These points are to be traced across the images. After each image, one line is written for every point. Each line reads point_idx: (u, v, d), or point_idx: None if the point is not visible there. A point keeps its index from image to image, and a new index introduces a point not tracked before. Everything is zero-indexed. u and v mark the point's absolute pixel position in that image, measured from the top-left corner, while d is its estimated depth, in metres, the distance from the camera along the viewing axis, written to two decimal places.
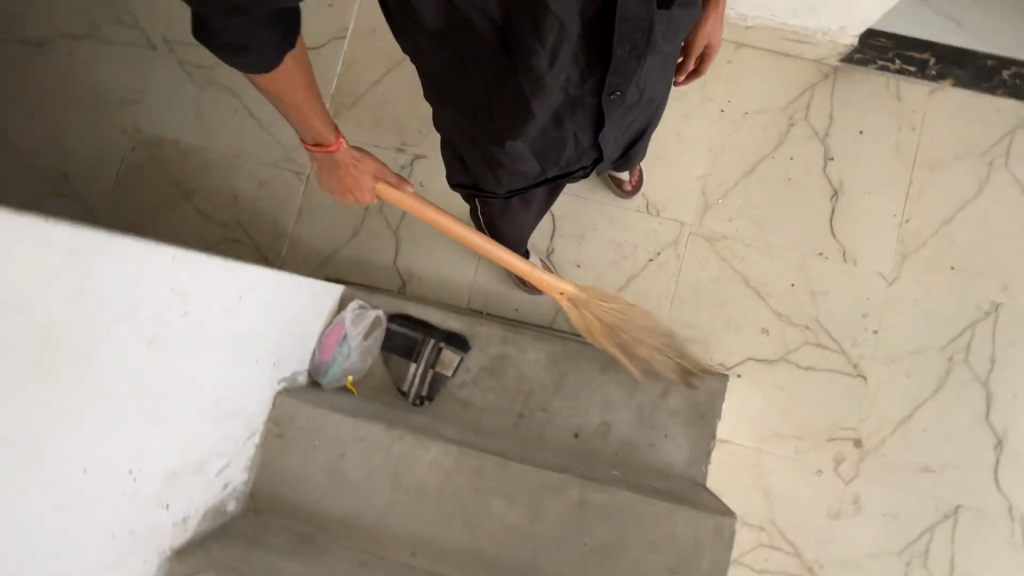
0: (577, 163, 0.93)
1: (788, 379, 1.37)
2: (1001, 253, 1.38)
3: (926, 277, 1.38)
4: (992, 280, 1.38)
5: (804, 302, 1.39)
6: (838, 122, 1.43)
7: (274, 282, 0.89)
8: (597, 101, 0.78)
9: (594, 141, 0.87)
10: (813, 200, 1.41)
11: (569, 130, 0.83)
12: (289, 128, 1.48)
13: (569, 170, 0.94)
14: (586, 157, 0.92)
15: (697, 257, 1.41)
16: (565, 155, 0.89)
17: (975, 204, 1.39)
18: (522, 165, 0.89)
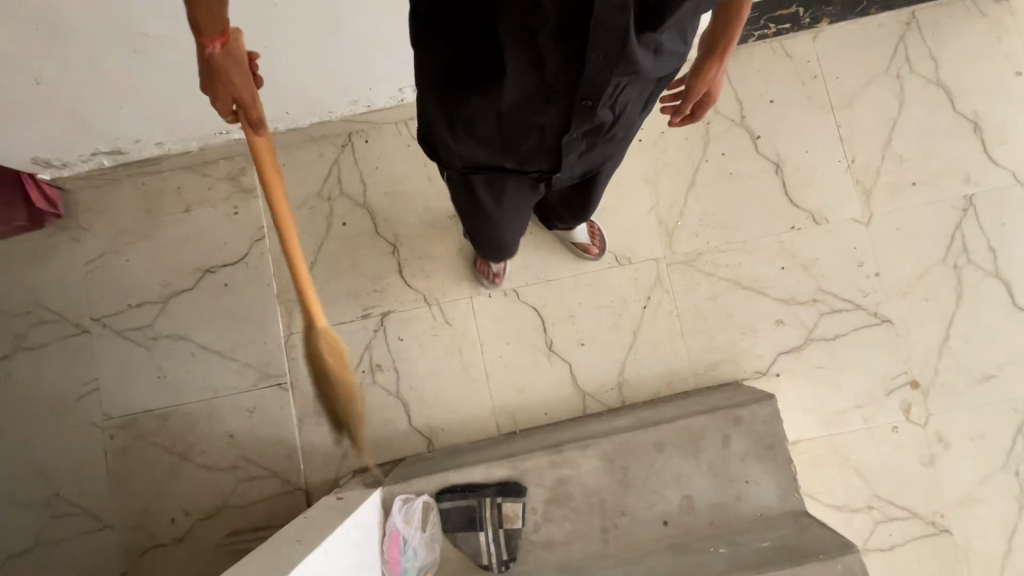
0: (535, 164, 0.81)
1: (824, 356, 1.36)
2: (948, 150, 1.40)
3: (896, 203, 1.39)
4: (954, 177, 1.39)
5: (802, 278, 1.38)
6: (748, 101, 1.44)
7: (323, 559, 0.83)
8: (568, 96, 0.67)
9: (557, 143, 0.75)
10: (762, 182, 1.41)
11: (538, 120, 0.71)
12: (252, 346, 1.44)
13: (524, 169, 0.82)
14: (545, 161, 0.80)
15: (686, 284, 1.40)
16: (523, 146, 0.77)
17: (903, 118, 1.41)
18: (479, 140, 0.76)
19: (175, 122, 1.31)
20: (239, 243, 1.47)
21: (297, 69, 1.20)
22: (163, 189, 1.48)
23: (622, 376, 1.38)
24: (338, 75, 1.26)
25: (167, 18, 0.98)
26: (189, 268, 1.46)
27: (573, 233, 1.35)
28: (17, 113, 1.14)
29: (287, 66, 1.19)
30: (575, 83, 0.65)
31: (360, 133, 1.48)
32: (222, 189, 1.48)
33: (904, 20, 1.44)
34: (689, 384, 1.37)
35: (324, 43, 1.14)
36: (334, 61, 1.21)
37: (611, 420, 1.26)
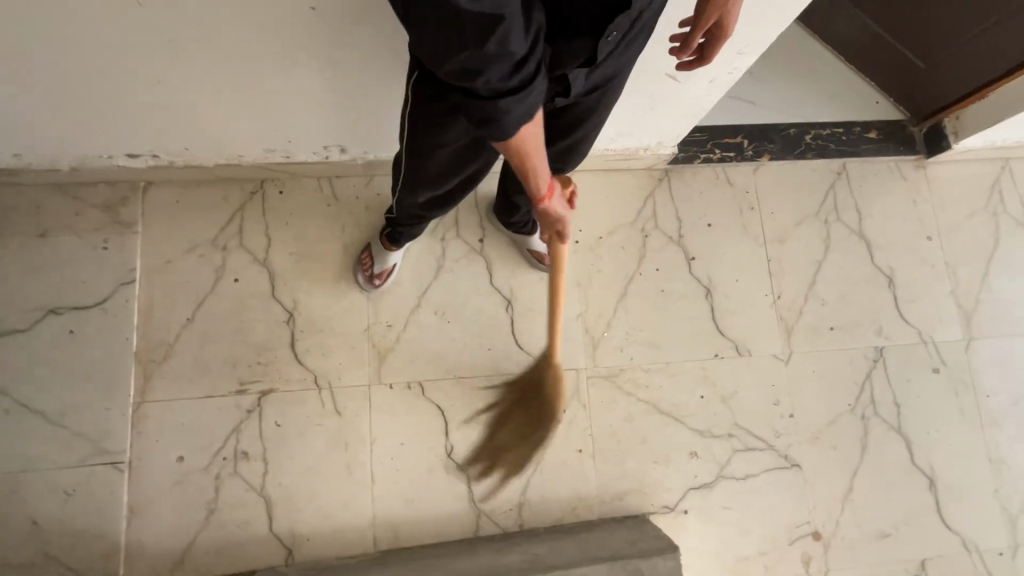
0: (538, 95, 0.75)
1: (732, 496, 1.30)
2: (866, 300, 1.44)
3: (814, 345, 1.40)
4: (868, 328, 1.42)
5: (719, 410, 1.34)
6: (686, 221, 1.42)
7: None
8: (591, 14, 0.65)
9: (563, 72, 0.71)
10: (691, 305, 1.38)
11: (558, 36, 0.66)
12: (89, 411, 1.18)
13: None
14: (548, 93, 0.75)
15: (603, 401, 1.31)
16: None
17: (827, 262, 1.45)
18: None
19: (42, 135, 1.09)
20: (100, 283, 1.23)
21: (195, 103, 1.04)
22: (14, 207, 1.23)
23: (524, 495, 1.25)
24: (254, 121, 1.11)
25: (38, 17, 0.81)
26: (27, 306, 1.21)
27: (531, 240, 1.30)
28: None
29: (193, 98, 1.03)
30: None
31: (275, 182, 1.32)
32: (93, 218, 1.25)
33: (836, 169, 1.50)
34: (592, 512, 1.26)
35: (236, 87, 1.00)
36: (244, 107, 1.07)
37: (501, 552, 1.12)
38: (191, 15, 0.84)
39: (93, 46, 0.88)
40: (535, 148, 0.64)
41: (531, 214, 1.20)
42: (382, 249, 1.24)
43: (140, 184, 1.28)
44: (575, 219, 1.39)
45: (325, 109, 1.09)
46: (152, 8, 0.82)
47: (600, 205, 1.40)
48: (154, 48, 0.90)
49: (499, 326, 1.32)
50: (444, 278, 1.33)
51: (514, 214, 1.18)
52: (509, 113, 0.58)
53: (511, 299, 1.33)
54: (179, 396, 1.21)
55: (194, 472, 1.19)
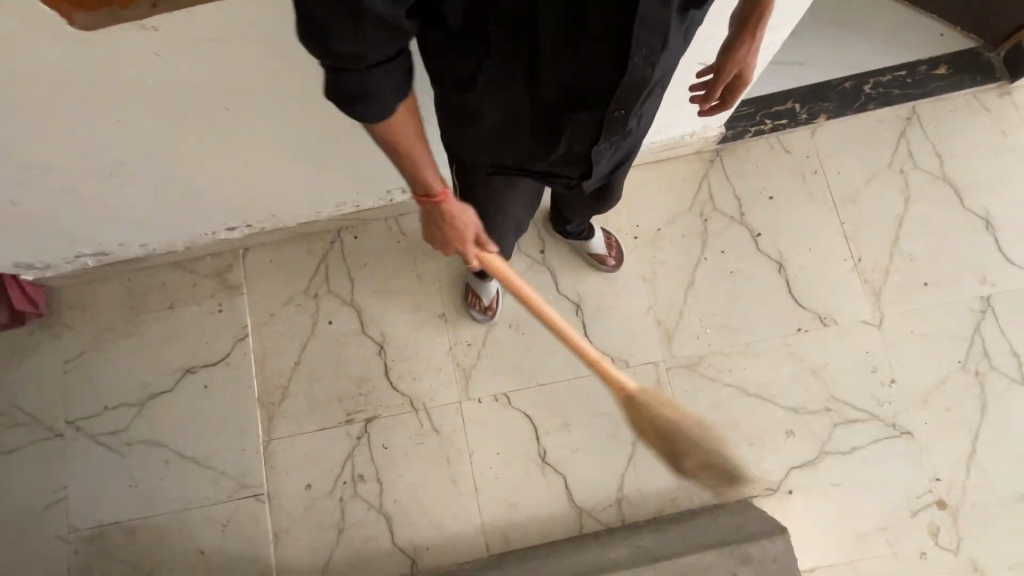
0: (564, 169, 0.83)
1: (839, 471, 1.26)
2: (962, 248, 1.34)
3: (909, 303, 1.32)
4: (968, 276, 1.32)
5: (811, 384, 1.30)
6: (745, 198, 1.39)
7: None
8: (599, 115, 0.70)
9: (586, 153, 0.78)
10: (764, 281, 1.35)
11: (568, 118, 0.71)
12: (230, 453, 1.37)
13: (554, 171, 0.84)
14: (573, 167, 0.82)
15: (687, 390, 1.32)
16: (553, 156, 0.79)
17: (910, 214, 1.36)
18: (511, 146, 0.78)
19: (161, 224, 1.29)
20: (221, 341, 1.42)
21: (277, 176, 1.18)
22: (146, 287, 1.45)
23: (621, 489, 1.29)
24: (325, 183, 1.24)
25: (152, 135, 0.97)
26: (169, 369, 1.41)
27: (589, 244, 1.33)
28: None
29: (275, 174, 1.17)
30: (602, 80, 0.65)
31: (350, 230, 1.45)
32: (208, 286, 1.45)
33: (904, 114, 1.41)
34: (692, 501, 1.27)
35: (308, 156, 1.13)
36: (317, 172, 1.19)
37: (608, 545, 1.16)
38: (266, 108, 0.96)
39: (193, 149, 1.03)
40: (412, 135, 0.62)
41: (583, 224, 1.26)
42: (479, 282, 1.31)
43: (240, 251, 1.46)
44: (631, 215, 1.40)
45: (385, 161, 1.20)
46: (236, 109, 0.95)
47: (654, 198, 1.41)
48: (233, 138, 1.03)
49: (572, 332, 1.36)
50: (513, 292, 1.39)
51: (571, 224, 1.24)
52: (381, 84, 0.55)
53: (580, 304, 1.38)
54: (299, 431, 1.37)
55: (321, 498, 1.33)
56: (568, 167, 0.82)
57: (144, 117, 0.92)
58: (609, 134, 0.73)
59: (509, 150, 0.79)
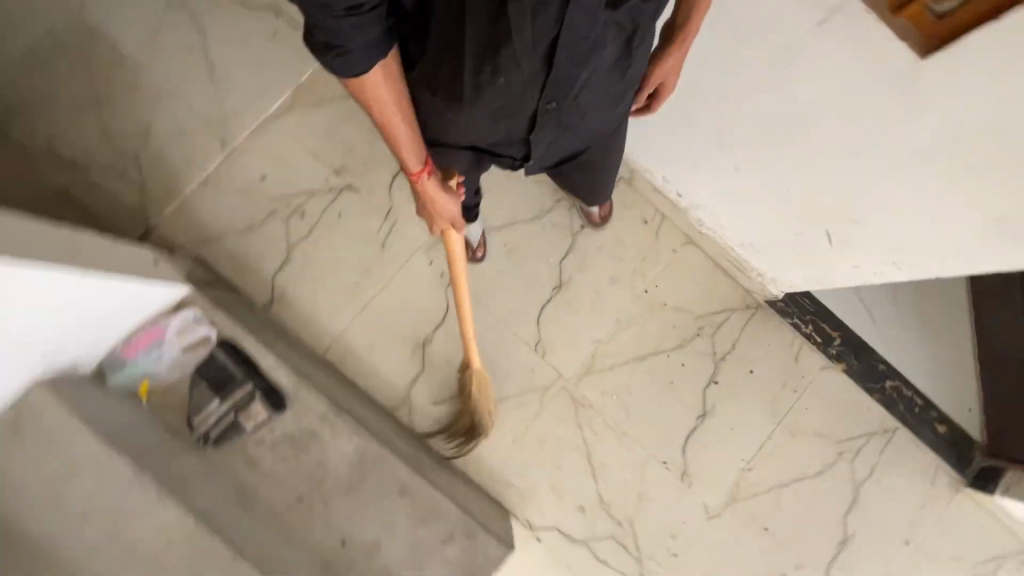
0: (507, 151, 0.91)
1: (579, 564, 1.35)
2: (807, 534, 1.39)
3: (736, 527, 1.38)
4: (789, 556, 1.38)
5: (631, 496, 1.37)
6: (737, 352, 1.44)
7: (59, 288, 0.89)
8: (535, 104, 0.78)
9: (526, 137, 0.86)
10: (683, 412, 1.41)
11: (509, 114, 0.80)
12: (238, 95, 1.38)
13: (497, 153, 0.91)
14: (515, 150, 0.90)
15: (557, 413, 1.39)
16: (496, 139, 0.86)
17: (809, 480, 1.41)
18: (450, 128, 0.85)
19: None
20: None
21: None
22: None
23: (447, 419, 1.34)
24: None
25: None
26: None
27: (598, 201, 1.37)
28: None
29: None
30: (535, 83, 0.75)
31: None
32: None
33: (889, 424, 1.44)
34: (477, 476, 1.36)
35: None
36: None
37: (395, 435, 1.24)
38: None
39: None
40: (390, 105, 0.68)
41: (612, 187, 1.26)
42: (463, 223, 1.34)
43: None
44: (661, 274, 1.45)
45: None
46: None
47: (687, 282, 1.45)
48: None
49: (534, 296, 1.42)
50: (530, 229, 1.44)
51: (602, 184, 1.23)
52: (355, 46, 0.61)
53: (560, 286, 1.43)
54: (298, 137, 1.39)
55: (261, 194, 1.36)
56: (509, 150, 0.90)
57: None
58: (540, 128, 0.82)
59: (454, 141, 0.88)
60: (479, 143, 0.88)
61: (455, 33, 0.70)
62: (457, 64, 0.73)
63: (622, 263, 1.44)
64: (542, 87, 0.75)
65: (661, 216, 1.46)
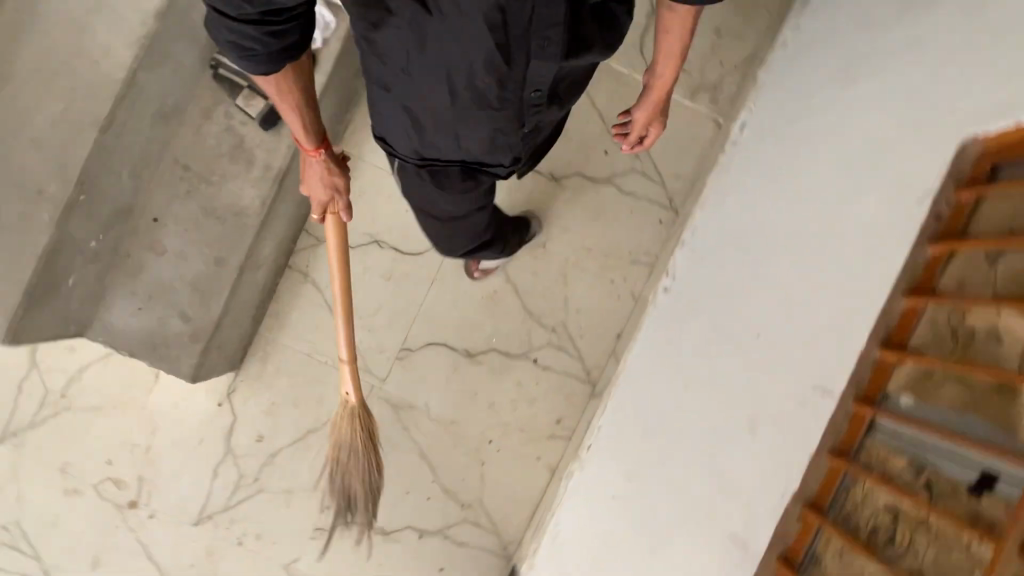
0: (495, 160, 0.87)
1: (207, 448, 1.39)
2: None
3: None
4: None
5: (281, 482, 1.40)
6: (452, 549, 1.42)
7: None
8: (518, 95, 0.76)
9: (514, 136, 0.82)
10: (378, 510, 1.41)
11: (497, 119, 0.78)
12: None
13: (487, 163, 0.87)
14: (506, 157, 0.86)
15: (345, 386, 1.41)
16: (480, 145, 0.83)
17: None
18: (433, 137, 0.82)
19: (798, 62, 1.24)
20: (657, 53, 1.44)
21: (762, 192, 1.12)
22: (747, 25, 1.45)
23: (309, 281, 1.40)
24: (733, 228, 1.17)
25: (861, 106, 0.92)
26: None
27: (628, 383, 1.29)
28: None
29: (764, 190, 1.12)
30: (514, 81, 0.73)
31: (669, 219, 1.45)
32: (711, 71, 1.45)
33: None
34: (265, 327, 1.39)
35: (754, 235, 1.06)
36: (739, 230, 1.14)
37: (274, 241, 1.28)
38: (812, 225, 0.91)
39: (825, 132, 0.99)
40: (288, 90, 0.77)
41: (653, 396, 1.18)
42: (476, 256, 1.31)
43: (721, 120, 1.45)
44: (508, 451, 1.43)
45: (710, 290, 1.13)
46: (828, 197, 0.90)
47: (508, 480, 1.43)
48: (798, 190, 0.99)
49: (453, 334, 1.43)
50: (517, 313, 1.44)
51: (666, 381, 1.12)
52: (259, 41, 0.66)
53: (470, 357, 1.43)
54: None
55: None
56: (497, 158, 0.86)
57: (876, 112, 0.88)
58: (535, 113, 0.81)
59: (444, 152, 0.85)
60: (470, 160, 0.87)
61: (404, 45, 0.70)
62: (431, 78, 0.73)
63: (510, 412, 1.43)
64: (523, 83, 0.74)
65: (568, 437, 1.43)
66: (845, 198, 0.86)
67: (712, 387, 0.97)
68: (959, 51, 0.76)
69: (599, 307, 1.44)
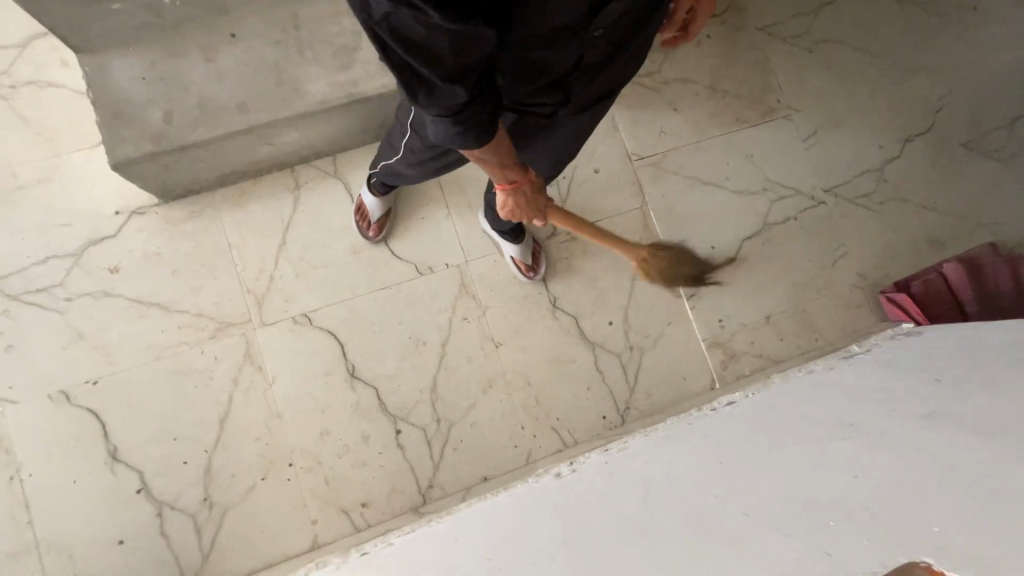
0: (541, 105, 0.82)
1: (59, 235, 1.22)
2: None
3: None
4: None
5: (83, 323, 1.20)
6: (150, 530, 1.15)
7: None
8: (593, 39, 0.72)
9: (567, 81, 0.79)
10: (132, 429, 1.18)
11: (563, 50, 0.71)
12: (671, 189, 1.49)
13: (530, 107, 0.82)
14: (552, 103, 0.82)
15: (227, 299, 1.25)
16: (535, 87, 0.77)
17: None
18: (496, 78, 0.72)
19: (807, 384, 1.20)
20: (708, 288, 1.46)
21: (691, 447, 1.03)
22: (791, 333, 1.47)
23: (291, 193, 1.31)
24: (636, 460, 1.08)
25: (824, 453, 0.83)
26: (750, 256, 1.49)
27: (468, 505, 1.16)
28: (956, 352, 1.08)
29: (690, 448, 1.03)
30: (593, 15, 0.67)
31: (610, 423, 1.35)
32: (738, 340, 1.44)
33: None
34: (222, 192, 1.28)
35: (646, 477, 0.96)
36: (644, 463, 1.04)
37: (300, 137, 1.22)
38: (693, 507, 0.81)
39: (776, 446, 0.91)
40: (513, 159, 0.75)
41: (546, 485, 1.12)
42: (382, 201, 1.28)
43: (716, 384, 1.41)
44: (295, 488, 1.22)
45: (576, 491, 1.02)
46: (725, 493, 0.81)
47: (267, 514, 1.20)
48: (738, 479, 0.84)
49: (356, 343, 1.29)
50: (424, 378, 1.30)
51: (546, 500, 1.03)
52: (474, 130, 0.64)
53: (350, 375, 1.28)
54: (612, 215, 1.45)
55: (580, 159, 1.46)
56: (545, 104, 0.82)
57: (827, 466, 0.79)
58: (596, 50, 0.76)
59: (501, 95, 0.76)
60: (515, 95, 0.78)
61: None
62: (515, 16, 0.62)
63: (332, 454, 1.24)
64: (599, 18, 0.69)
65: (358, 527, 1.22)
66: (739, 507, 0.76)
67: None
68: (952, 483, 0.65)
69: (490, 437, 1.30)
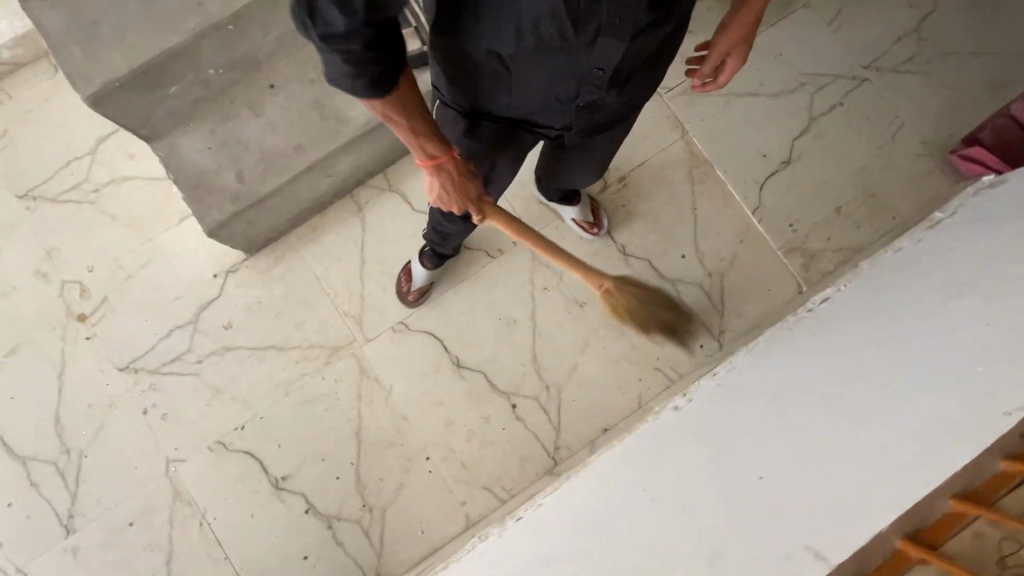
0: (547, 121, 0.87)
1: (174, 307, 1.34)
2: (112, 558, 1.26)
3: (144, 484, 1.29)
4: (98, 533, 1.27)
5: (217, 379, 1.33)
6: (327, 541, 1.28)
7: None
8: (586, 76, 0.75)
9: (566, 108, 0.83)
10: (286, 460, 1.31)
11: (560, 76, 0.75)
12: (707, 111, 1.48)
13: (537, 122, 0.87)
14: (555, 121, 0.86)
15: (330, 326, 1.36)
16: (534, 106, 0.82)
17: None
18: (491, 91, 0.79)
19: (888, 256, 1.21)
20: (770, 197, 1.45)
21: (795, 334, 1.07)
22: (866, 218, 1.45)
23: (357, 215, 1.39)
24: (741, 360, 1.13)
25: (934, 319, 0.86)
26: (804, 154, 1.47)
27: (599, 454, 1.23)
28: None
29: (796, 334, 1.06)
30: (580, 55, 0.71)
31: (709, 350, 1.38)
32: (814, 240, 1.44)
33: None
34: (297, 232, 1.38)
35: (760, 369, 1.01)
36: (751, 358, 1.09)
37: (352, 162, 1.29)
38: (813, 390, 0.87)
39: (881, 321, 0.94)
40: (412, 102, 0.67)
41: None
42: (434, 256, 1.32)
43: (804, 287, 1.41)
44: (438, 478, 1.32)
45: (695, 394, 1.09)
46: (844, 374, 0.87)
47: (422, 505, 1.30)
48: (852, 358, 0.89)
49: (454, 336, 1.37)
50: (523, 352, 1.37)
51: None
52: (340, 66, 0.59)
53: (457, 366, 1.36)
54: (656, 152, 1.46)
55: None
56: (548, 121, 0.86)
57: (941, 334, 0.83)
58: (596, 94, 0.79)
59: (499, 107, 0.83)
60: (518, 109, 0.83)
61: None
62: (508, 29, 0.67)
63: (462, 440, 1.33)
64: (587, 58, 0.72)
65: (503, 498, 1.31)
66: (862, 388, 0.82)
67: (673, 529, 0.81)
68: None
69: (600, 391, 1.36)
